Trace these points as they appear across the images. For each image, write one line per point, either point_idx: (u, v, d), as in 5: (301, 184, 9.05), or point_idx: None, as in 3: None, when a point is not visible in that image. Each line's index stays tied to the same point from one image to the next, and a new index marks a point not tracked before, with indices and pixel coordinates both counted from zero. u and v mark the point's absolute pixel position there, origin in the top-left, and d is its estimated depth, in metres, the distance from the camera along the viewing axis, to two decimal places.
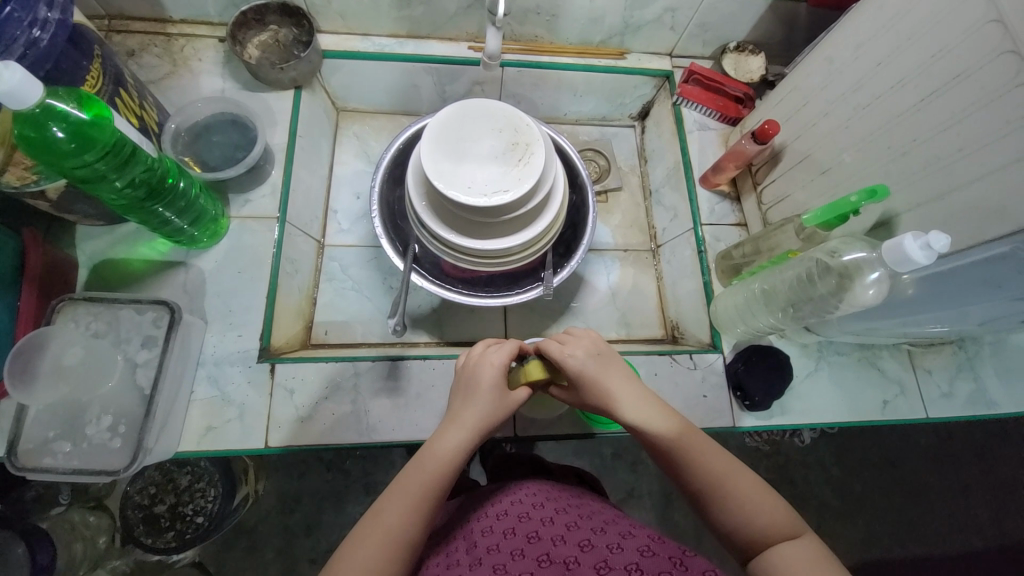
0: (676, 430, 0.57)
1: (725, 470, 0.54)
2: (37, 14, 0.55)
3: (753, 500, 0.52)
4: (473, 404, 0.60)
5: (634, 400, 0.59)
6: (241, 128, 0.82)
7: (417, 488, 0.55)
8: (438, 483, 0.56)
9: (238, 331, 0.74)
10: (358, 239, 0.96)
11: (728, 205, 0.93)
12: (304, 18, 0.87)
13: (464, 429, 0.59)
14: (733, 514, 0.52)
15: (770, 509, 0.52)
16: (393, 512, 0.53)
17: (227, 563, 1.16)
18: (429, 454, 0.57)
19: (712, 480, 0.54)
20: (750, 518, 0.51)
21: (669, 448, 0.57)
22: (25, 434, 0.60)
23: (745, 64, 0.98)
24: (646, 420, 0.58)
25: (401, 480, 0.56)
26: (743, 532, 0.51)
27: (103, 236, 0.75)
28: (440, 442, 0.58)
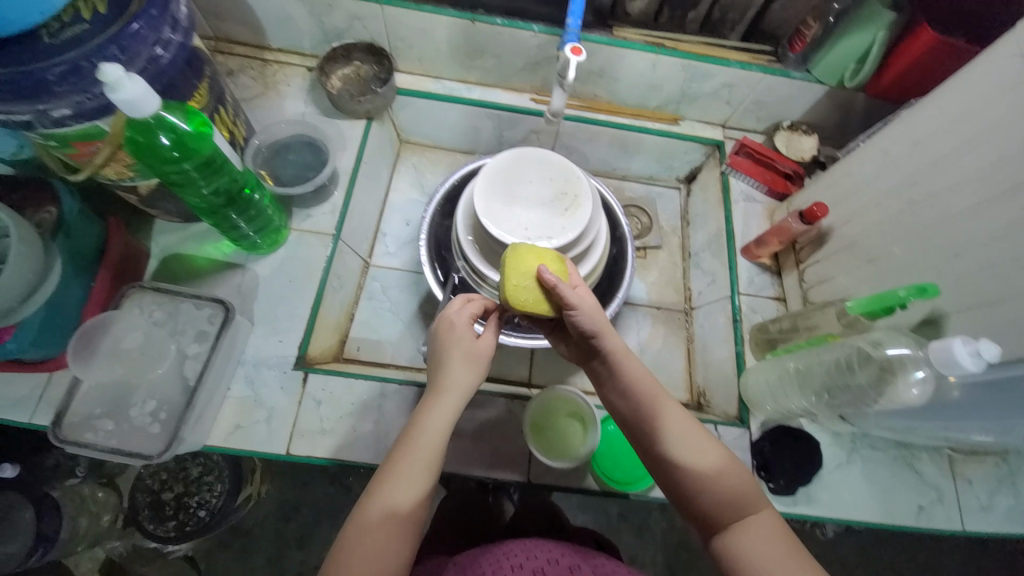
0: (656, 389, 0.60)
1: (701, 442, 0.57)
2: (161, 34, 0.59)
3: (723, 475, 0.56)
4: (450, 368, 0.60)
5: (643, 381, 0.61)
6: (315, 150, 0.89)
7: (416, 481, 0.54)
8: (431, 463, 0.56)
9: (279, 337, 0.77)
10: (402, 263, 1.00)
11: (768, 277, 0.93)
12: (385, 58, 0.95)
13: (447, 398, 0.58)
14: (717, 504, 0.55)
15: (754, 500, 0.55)
16: (394, 492, 0.54)
17: (218, 564, 1.16)
18: (415, 439, 0.56)
19: (703, 466, 0.56)
20: (722, 489, 0.55)
21: (658, 431, 0.58)
22: (73, 408, 0.63)
23: (798, 144, 0.99)
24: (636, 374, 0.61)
25: (394, 471, 0.55)
26: (712, 500, 0.55)
27: (175, 231, 0.81)
28: (424, 422, 0.57)
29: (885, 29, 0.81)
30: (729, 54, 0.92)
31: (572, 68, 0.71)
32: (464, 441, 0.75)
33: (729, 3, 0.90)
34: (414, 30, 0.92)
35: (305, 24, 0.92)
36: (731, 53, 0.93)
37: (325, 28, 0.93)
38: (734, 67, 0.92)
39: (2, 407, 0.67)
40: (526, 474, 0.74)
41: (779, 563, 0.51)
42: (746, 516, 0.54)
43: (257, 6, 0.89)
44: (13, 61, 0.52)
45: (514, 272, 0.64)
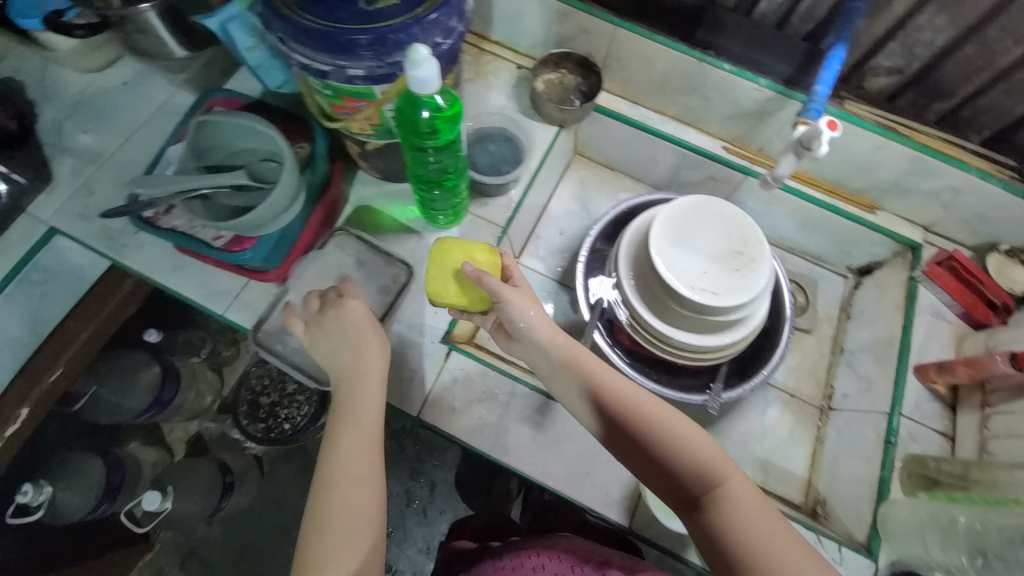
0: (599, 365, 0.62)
1: (655, 411, 0.59)
2: (451, 23, 0.63)
3: (686, 445, 0.57)
4: (349, 342, 0.64)
5: (605, 369, 0.61)
6: (511, 146, 0.93)
7: (364, 457, 0.58)
8: (374, 438, 0.59)
9: (436, 309, 0.81)
10: (547, 269, 1.02)
11: (937, 407, 0.84)
12: (595, 74, 0.97)
13: (363, 378, 0.62)
14: (696, 485, 0.56)
15: (725, 472, 0.56)
16: (346, 475, 0.56)
17: (279, 472, 1.28)
18: (354, 395, 0.61)
19: (675, 449, 0.57)
20: (686, 457, 0.56)
21: (626, 417, 0.59)
22: (271, 319, 0.72)
23: (1011, 273, 0.89)
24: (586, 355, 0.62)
25: (337, 432, 0.59)
26: (686, 474, 0.56)
27: (372, 185, 0.88)
28: (358, 385, 0.62)
29: None
30: (966, 157, 0.84)
31: (826, 142, 0.72)
32: (577, 466, 0.76)
33: (988, 105, 0.81)
34: (635, 54, 0.92)
35: (533, 25, 0.96)
36: (967, 156, 0.84)
37: (550, 33, 0.97)
38: (971, 173, 0.83)
39: (205, 295, 0.77)
40: (629, 522, 0.74)
41: (763, 534, 0.53)
42: (722, 490, 0.56)
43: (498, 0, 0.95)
44: (331, 15, 0.58)
45: (437, 264, 0.68)
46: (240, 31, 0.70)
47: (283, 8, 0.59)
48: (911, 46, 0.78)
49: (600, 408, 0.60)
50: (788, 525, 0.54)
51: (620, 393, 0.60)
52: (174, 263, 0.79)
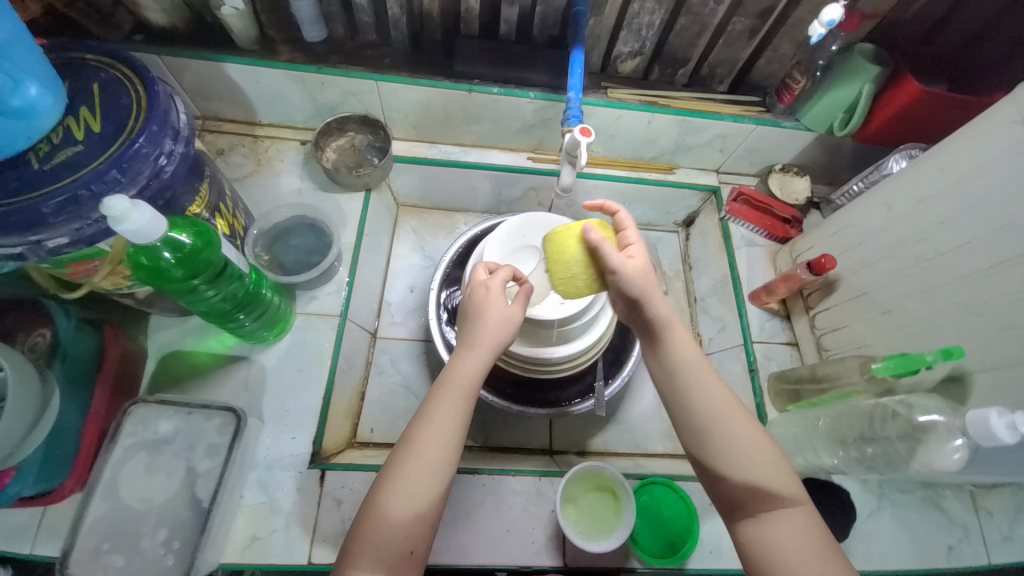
0: (684, 338, 0.62)
1: (726, 399, 0.59)
2: (163, 147, 0.56)
3: (757, 451, 0.56)
4: (465, 356, 0.60)
5: (700, 368, 0.60)
6: (316, 232, 0.86)
7: (410, 511, 0.54)
8: (438, 484, 0.55)
9: (293, 434, 0.73)
10: (409, 332, 0.97)
11: (778, 322, 0.94)
12: (380, 128, 0.94)
13: (450, 408, 0.57)
14: (751, 493, 0.55)
15: (793, 494, 0.55)
16: (400, 516, 0.53)
17: None
18: (430, 432, 0.56)
19: (745, 448, 0.57)
20: (755, 463, 0.56)
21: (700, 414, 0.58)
22: (78, 543, 0.59)
23: (791, 185, 1.01)
24: (675, 325, 0.62)
25: (400, 470, 0.55)
26: (740, 475, 0.56)
27: (174, 326, 0.77)
28: (439, 407, 0.57)
29: (869, 81, 0.84)
30: (721, 107, 0.95)
31: (582, 151, 0.69)
32: (496, 529, 0.72)
33: (717, 61, 0.91)
34: (410, 101, 0.91)
35: (298, 100, 0.91)
36: (722, 106, 0.95)
37: (318, 103, 0.92)
38: (727, 120, 0.94)
39: (1, 538, 0.62)
40: (562, 559, 0.72)
41: (807, 557, 0.51)
42: (782, 508, 0.55)
43: (248, 86, 0.88)
44: None
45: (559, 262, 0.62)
46: None
47: None
48: (638, 31, 0.87)
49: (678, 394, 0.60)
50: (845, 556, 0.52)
51: (701, 390, 0.59)
52: None
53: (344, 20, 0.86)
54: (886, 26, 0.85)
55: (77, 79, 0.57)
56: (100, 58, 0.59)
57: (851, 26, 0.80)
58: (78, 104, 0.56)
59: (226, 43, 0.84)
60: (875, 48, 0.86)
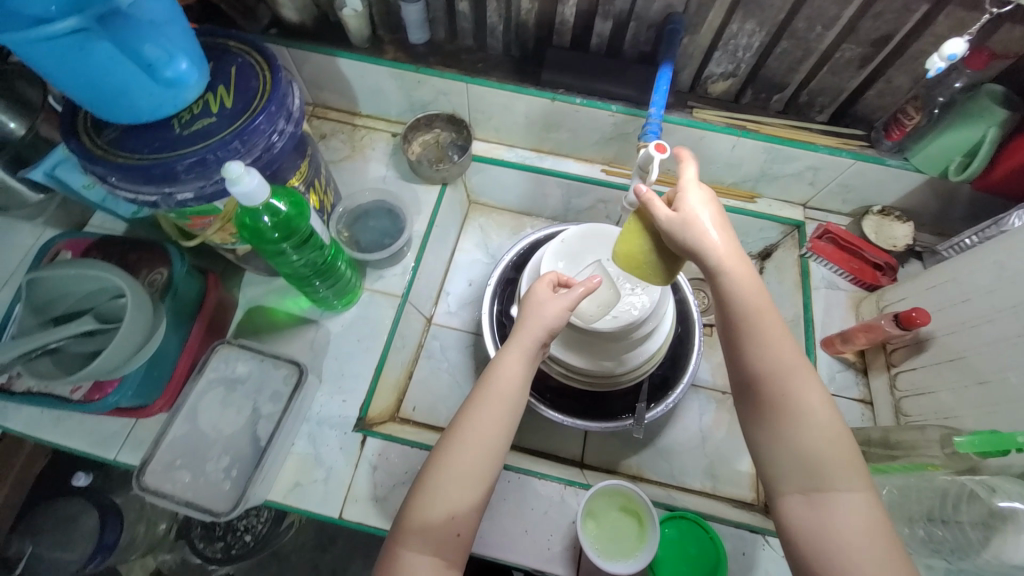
0: (754, 301, 0.55)
1: (790, 370, 0.53)
2: (278, 126, 0.64)
3: (816, 427, 0.51)
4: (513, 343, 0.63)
5: (770, 324, 0.54)
6: (393, 217, 0.94)
7: (463, 477, 0.57)
8: (489, 455, 0.58)
9: (344, 397, 0.80)
10: (461, 323, 1.01)
11: (850, 375, 0.87)
12: (465, 128, 1.00)
13: (500, 388, 0.61)
14: (807, 472, 0.50)
15: (852, 481, 0.49)
16: (454, 477, 0.57)
17: None
18: (482, 405, 0.60)
19: (807, 420, 0.51)
20: (812, 442, 0.51)
21: (761, 374, 0.54)
22: (156, 457, 0.68)
23: (889, 230, 0.93)
24: (738, 282, 0.55)
25: (457, 433, 0.59)
26: (798, 454, 0.51)
27: (261, 284, 0.87)
28: (492, 389, 0.61)
29: (996, 125, 0.76)
30: (816, 138, 0.89)
31: (654, 167, 0.65)
32: (515, 526, 0.73)
33: (818, 88, 0.86)
34: (495, 105, 0.96)
35: (395, 96, 0.99)
36: (818, 137, 0.89)
37: (413, 100, 1.00)
38: (822, 151, 0.88)
39: (93, 442, 0.74)
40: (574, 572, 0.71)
41: (867, 548, 0.46)
42: (842, 491, 0.49)
43: (355, 80, 0.97)
44: (142, 147, 0.60)
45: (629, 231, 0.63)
46: (71, 173, 0.71)
47: (94, 150, 0.61)
48: (733, 52, 0.84)
49: (740, 349, 0.55)
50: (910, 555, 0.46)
51: (768, 350, 0.53)
52: (55, 417, 0.76)
53: (446, 25, 0.92)
54: (1018, 69, 0.76)
55: (220, 62, 0.67)
56: (240, 47, 0.69)
57: (976, 63, 0.73)
58: (217, 83, 0.65)
59: (342, 40, 0.94)
60: (1005, 89, 0.76)
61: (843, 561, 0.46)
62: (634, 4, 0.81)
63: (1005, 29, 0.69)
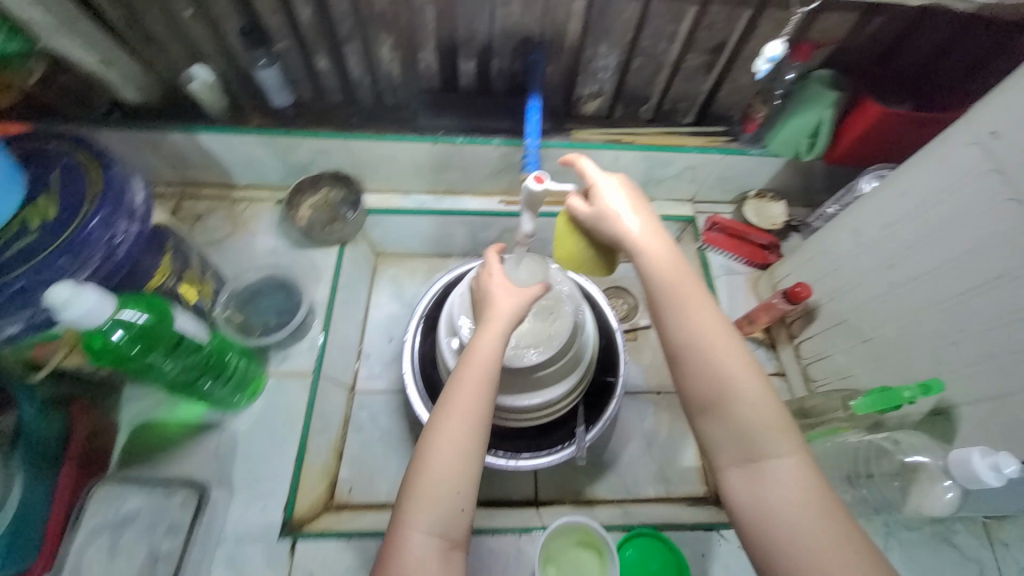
0: (676, 275, 0.55)
1: (713, 339, 0.52)
2: (116, 229, 0.57)
3: (743, 395, 0.50)
4: (483, 326, 0.61)
5: (692, 298, 0.54)
6: (288, 291, 0.87)
7: (454, 476, 0.53)
8: (475, 446, 0.54)
9: (263, 503, 0.72)
10: (387, 384, 0.96)
11: (763, 352, 0.92)
12: (352, 184, 0.95)
13: (475, 370, 0.57)
14: (741, 442, 0.49)
15: (784, 445, 0.49)
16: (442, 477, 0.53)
17: None
18: (458, 395, 0.56)
19: (732, 389, 0.51)
20: (742, 410, 0.50)
21: (689, 350, 0.52)
22: None
23: (767, 210, 1.01)
24: (658, 260, 0.55)
25: (435, 435, 0.54)
26: (731, 424, 0.50)
27: (145, 397, 0.75)
28: (466, 379, 0.57)
29: (830, 106, 0.85)
30: (686, 140, 0.95)
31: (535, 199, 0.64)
32: None
33: (677, 95, 0.92)
34: (378, 156, 0.93)
35: (269, 162, 0.94)
36: (687, 139, 0.95)
37: (290, 164, 0.94)
38: (693, 151, 0.94)
39: None
40: None
41: (800, 512, 0.45)
42: (775, 457, 0.48)
43: (221, 153, 0.91)
44: None
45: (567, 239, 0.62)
46: None
47: None
48: (595, 74, 0.88)
49: (665, 323, 0.54)
50: (847, 516, 0.45)
51: (693, 326, 0.53)
52: None
53: (310, 84, 0.88)
54: (838, 53, 0.84)
55: (42, 167, 0.60)
56: (64, 143, 0.61)
57: (801, 56, 0.80)
58: (37, 194, 0.58)
59: (197, 115, 0.88)
60: (832, 73, 0.85)
61: (779, 528, 0.46)
62: (491, 41, 0.82)
63: (823, 18, 0.77)
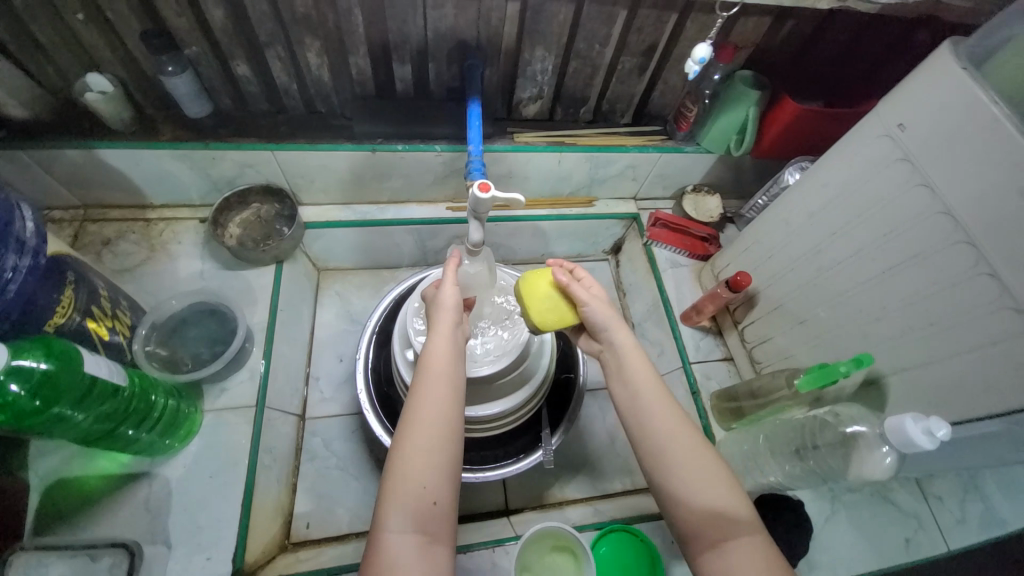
0: (644, 368, 0.61)
1: (677, 424, 0.57)
2: (4, 263, 0.50)
3: (705, 477, 0.54)
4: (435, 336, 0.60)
5: (655, 392, 0.59)
6: (220, 318, 0.79)
7: (422, 475, 0.51)
8: (443, 444, 0.53)
9: (206, 554, 0.64)
10: (341, 407, 0.91)
11: (711, 339, 0.96)
12: (285, 197, 0.90)
13: (435, 374, 0.56)
14: (705, 521, 0.52)
15: (747, 519, 0.52)
16: (416, 471, 0.51)
17: None
18: (423, 399, 0.55)
19: (693, 468, 0.54)
20: (704, 490, 0.53)
21: (656, 435, 0.57)
22: None
23: (704, 204, 1.05)
24: (628, 355, 0.62)
25: (403, 446, 0.52)
26: (694, 504, 0.53)
27: (57, 451, 0.67)
28: (426, 389, 0.55)
29: (754, 105, 0.89)
30: (625, 140, 0.97)
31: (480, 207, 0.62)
32: None
33: (614, 96, 0.95)
34: (313, 167, 0.88)
35: (190, 178, 0.85)
36: (626, 139, 0.98)
37: (214, 180, 0.87)
38: (632, 151, 0.96)
39: None
40: None
41: None
42: (740, 532, 0.51)
43: (130, 170, 0.82)
44: None
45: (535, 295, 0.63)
46: None
47: None
48: (534, 77, 0.88)
49: (636, 414, 0.59)
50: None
51: (657, 415, 0.58)
52: None
53: (229, 92, 0.82)
54: (757, 54, 0.89)
55: None
56: None
57: (727, 57, 0.84)
58: None
59: (98, 129, 0.78)
60: (752, 73, 0.90)
61: None
62: (426, 45, 0.80)
63: (743, 21, 0.81)
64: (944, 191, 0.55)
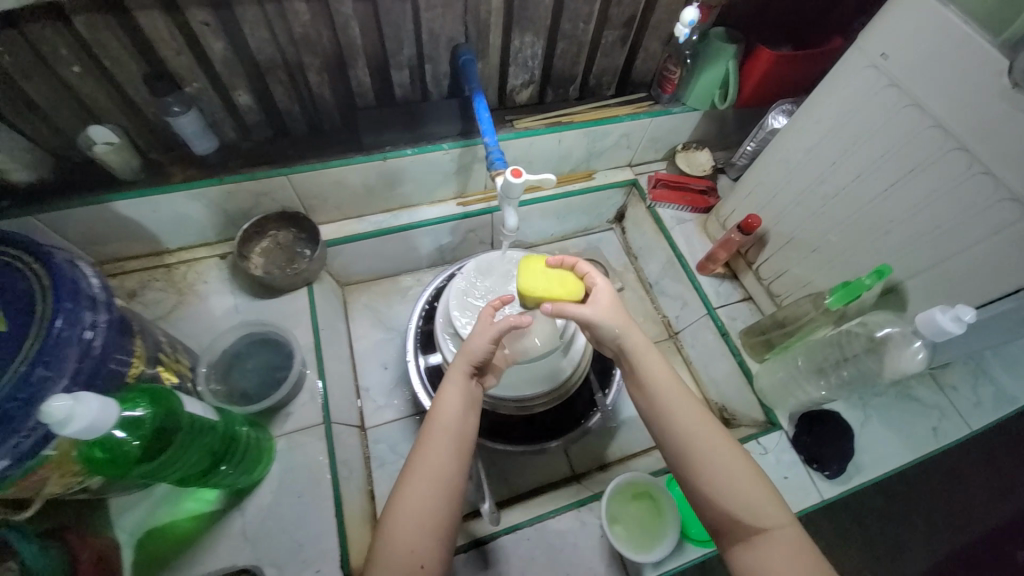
0: (659, 377, 0.63)
1: (694, 429, 0.59)
2: (85, 320, 0.50)
3: (727, 476, 0.56)
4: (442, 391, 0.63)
5: (676, 397, 0.61)
6: (273, 345, 0.81)
7: (408, 530, 0.53)
8: (443, 495, 0.55)
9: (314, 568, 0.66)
10: (397, 411, 0.94)
11: (728, 284, 1.02)
12: (302, 219, 0.90)
13: (438, 430, 0.59)
14: (730, 519, 0.54)
15: (774, 513, 0.53)
16: (404, 530, 0.53)
17: None
18: (421, 456, 0.57)
19: (711, 470, 0.56)
20: (725, 491, 0.55)
21: (678, 440, 0.59)
22: None
23: (696, 159, 1.11)
24: (644, 366, 0.64)
25: (395, 504, 0.55)
26: (719, 504, 0.55)
27: (139, 503, 0.68)
28: (428, 444, 0.58)
29: (733, 57, 0.94)
30: (618, 110, 1.01)
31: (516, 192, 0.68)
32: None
33: (601, 70, 0.98)
34: (327, 186, 0.89)
35: (206, 216, 0.85)
36: (619, 109, 1.02)
37: (230, 214, 0.87)
38: (626, 120, 1.00)
39: None
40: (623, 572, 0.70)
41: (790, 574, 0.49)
42: (772, 524, 0.53)
43: (146, 218, 0.81)
44: None
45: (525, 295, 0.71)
46: None
47: None
48: (525, 63, 0.91)
49: (656, 423, 0.61)
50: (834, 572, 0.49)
51: (676, 421, 0.60)
52: None
53: (233, 123, 0.82)
54: (726, 11, 0.95)
55: None
56: None
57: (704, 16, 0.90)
58: None
59: (107, 181, 0.77)
60: (725, 29, 0.96)
61: None
62: (421, 48, 0.82)
63: None
64: (932, 106, 0.62)
